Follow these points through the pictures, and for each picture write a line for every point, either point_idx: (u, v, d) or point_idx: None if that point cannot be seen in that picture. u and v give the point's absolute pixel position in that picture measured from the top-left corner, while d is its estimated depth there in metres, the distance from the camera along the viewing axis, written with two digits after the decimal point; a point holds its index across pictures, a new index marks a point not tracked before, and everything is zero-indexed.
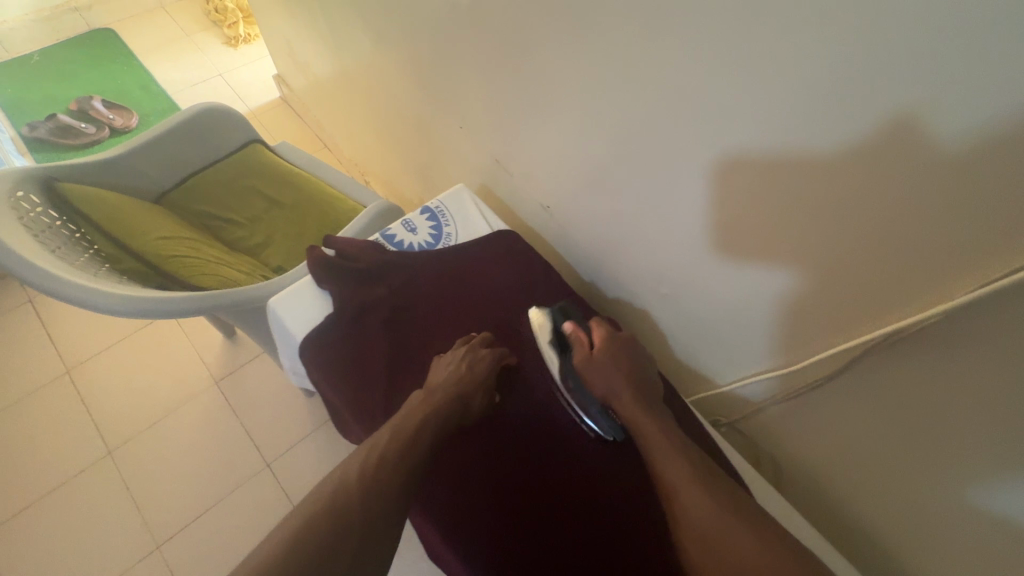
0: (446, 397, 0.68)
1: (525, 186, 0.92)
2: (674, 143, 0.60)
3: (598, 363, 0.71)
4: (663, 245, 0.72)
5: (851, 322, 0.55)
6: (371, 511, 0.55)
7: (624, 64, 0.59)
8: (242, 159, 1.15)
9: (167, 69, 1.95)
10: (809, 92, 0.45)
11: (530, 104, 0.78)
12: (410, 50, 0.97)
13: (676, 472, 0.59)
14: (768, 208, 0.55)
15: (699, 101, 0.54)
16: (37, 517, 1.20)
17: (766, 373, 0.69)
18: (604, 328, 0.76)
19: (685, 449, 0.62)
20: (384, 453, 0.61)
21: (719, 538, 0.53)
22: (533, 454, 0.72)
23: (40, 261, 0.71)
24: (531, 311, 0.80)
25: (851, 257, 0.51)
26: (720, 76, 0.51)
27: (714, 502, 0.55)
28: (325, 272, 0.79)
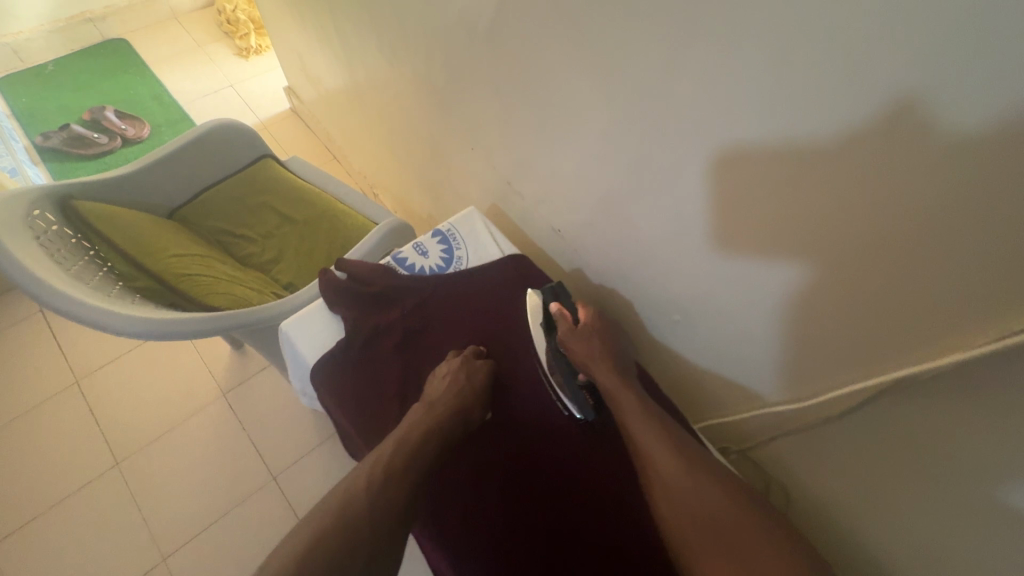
0: (447, 406, 0.70)
1: (537, 208, 0.92)
2: (693, 175, 0.60)
3: (580, 333, 0.76)
4: (678, 274, 0.72)
5: (870, 362, 0.55)
6: (379, 516, 0.58)
7: (641, 94, 0.60)
8: (254, 174, 1.16)
9: (179, 79, 1.98)
10: (830, 132, 0.45)
11: (543, 129, 0.78)
12: (423, 70, 0.98)
13: (649, 441, 0.67)
14: (783, 244, 0.55)
15: (718, 137, 0.54)
16: (44, 528, 1.21)
17: (783, 404, 0.69)
18: (591, 309, 0.80)
19: (658, 419, 0.69)
20: (387, 463, 0.63)
21: (683, 489, 0.62)
22: (529, 457, 0.73)
23: (57, 283, 0.71)
24: (528, 292, 0.82)
25: (870, 299, 0.51)
26: (739, 114, 0.51)
27: (681, 463, 0.64)
28: (337, 295, 0.79)
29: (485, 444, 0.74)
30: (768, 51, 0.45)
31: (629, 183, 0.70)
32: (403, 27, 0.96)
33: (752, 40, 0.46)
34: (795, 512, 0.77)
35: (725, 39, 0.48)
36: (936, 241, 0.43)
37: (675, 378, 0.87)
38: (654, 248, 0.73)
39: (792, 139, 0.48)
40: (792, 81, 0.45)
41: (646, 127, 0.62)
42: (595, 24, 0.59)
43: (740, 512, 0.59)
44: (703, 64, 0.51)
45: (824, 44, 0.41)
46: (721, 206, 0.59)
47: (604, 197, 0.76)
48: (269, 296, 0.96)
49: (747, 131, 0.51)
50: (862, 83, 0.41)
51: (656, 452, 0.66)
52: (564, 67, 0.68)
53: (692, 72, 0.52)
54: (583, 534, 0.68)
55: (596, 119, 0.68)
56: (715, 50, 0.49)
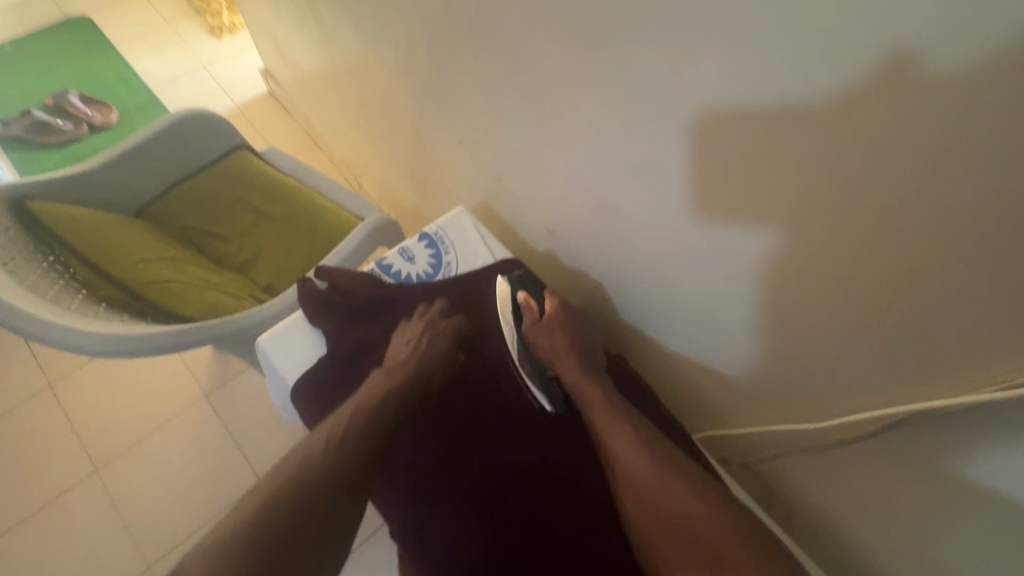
0: (404, 370, 0.72)
1: (528, 207, 0.87)
2: (692, 184, 0.55)
3: (543, 326, 0.77)
4: (678, 286, 0.68)
5: (891, 386, 0.52)
6: (333, 479, 0.61)
7: (643, 97, 0.54)
8: (228, 168, 1.09)
9: (148, 60, 1.86)
10: (869, 149, 0.40)
11: (536, 125, 0.73)
12: (406, 57, 0.92)
13: (619, 437, 0.68)
14: (805, 262, 0.51)
15: (734, 149, 0.49)
16: (21, 539, 1.16)
17: (794, 423, 0.65)
18: (557, 298, 0.80)
19: (624, 413, 0.70)
20: (346, 426, 0.65)
21: (651, 485, 0.63)
22: (496, 442, 0.73)
23: (13, 298, 0.66)
24: (498, 280, 0.81)
25: (895, 322, 0.48)
26: (758, 126, 0.46)
27: (648, 458, 0.65)
28: (319, 309, 0.75)
29: (449, 427, 0.74)
30: (798, 54, 0.40)
31: (628, 191, 0.65)
32: (382, 9, 0.89)
33: (779, 41, 0.40)
34: (795, 526, 0.74)
35: (745, 39, 0.42)
36: (981, 268, 0.39)
37: (674, 387, 0.84)
38: (658, 261, 0.69)
39: (823, 156, 0.43)
40: (826, 90, 0.40)
41: (649, 133, 0.56)
42: (591, 16, 0.53)
43: (709, 503, 0.60)
44: (718, 66, 0.45)
45: (867, 49, 0.36)
46: (731, 221, 0.55)
47: (601, 203, 0.71)
48: (247, 301, 0.90)
49: (767, 145, 0.46)
50: (916, 96, 0.36)
51: (623, 451, 0.66)
52: (557, 62, 0.62)
53: (703, 74, 0.47)
54: (554, 520, 0.67)
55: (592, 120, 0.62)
56: (732, 51, 0.43)
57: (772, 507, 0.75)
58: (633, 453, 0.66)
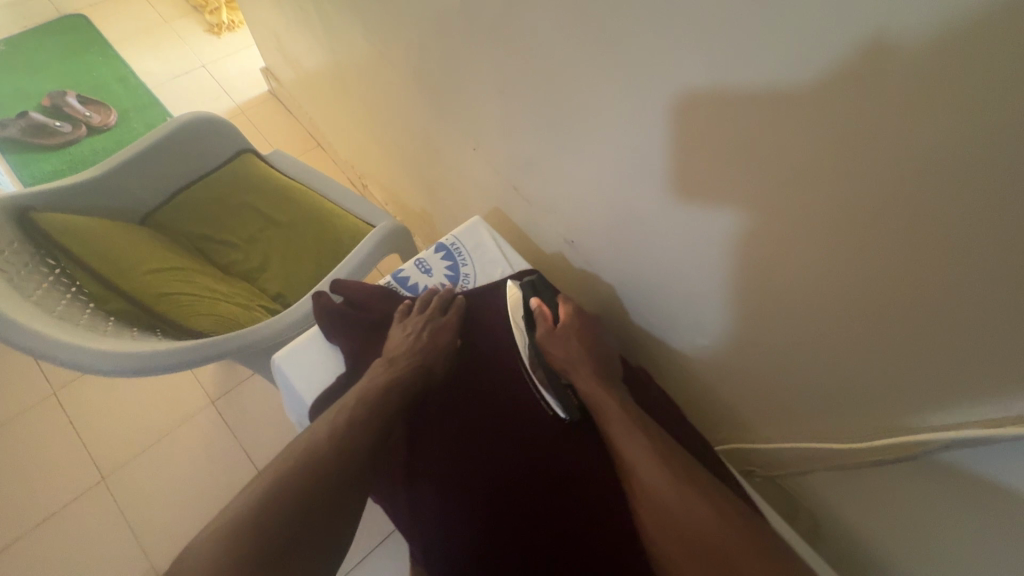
0: (405, 363, 0.71)
1: (546, 215, 0.85)
2: (720, 199, 0.53)
3: (558, 335, 0.75)
4: (702, 299, 0.66)
5: (929, 411, 0.50)
6: (333, 469, 0.59)
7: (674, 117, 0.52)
8: (232, 172, 1.07)
9: (146, 59, 1.83)
10: (924, 183, 0.38)
11: (555, 136, 0.70)
12: (415, 59, 0.89)
13: (636, 450, 0.64)
14: (847, 284, 0.49)
15: (775, 172, 0.47)
16: (26, 549, 1.15)
17: (827, 443, 0.63)
18: (571, 305, 0.78)
19: (643, 425, 0.67)
20: (347, 416, 0.64)
21: (671, 504, 0.59)
22: (502, 439, 0.73)
23: (22, 316, 0.64)
24: (508, 285, 0.80)
25: (938, 347, 0.46)
26: (801, 153, 0.44)
27: (670, 476, 0.61)
28: (336, 325, 0.75)
29: (458, 432, 0.73)
30: (849, 83, 0.37)
31: (654, 206, 0.63)
32: (392, 11, 0.86)
33: (828, 68, 0.38)
34: (819, 540, 0.73)
35: (789, 65, 0.40)
36: None
37: (694, 398, 0.82)
38: (684, 276, 0.66)
39: (871, 184, 0.41)
40: (878, 122, 0.38)
41: (678, 152, 0.54)
42: (619, 31, 0.51)
43: (732, 525, 0.56)
44: (757, 89, 0.43)
45: (930, 83, 0.34)
46: (773, 241, 0.52)
47: (624, 216, 0.69)
48: (258, 311, 0.89)
49: (811, 170, 0.44)
50: (977, 128, 0.33)
51: (639, 464, 0.63)
52: (580, 74, 0.59)
53: (739, 97, 0.45)
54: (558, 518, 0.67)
55: (616, 136, 0.60)
56: (775, 76, 0.41)
57: (794, 520, 0.74)
58: (648, 464, 0.62)
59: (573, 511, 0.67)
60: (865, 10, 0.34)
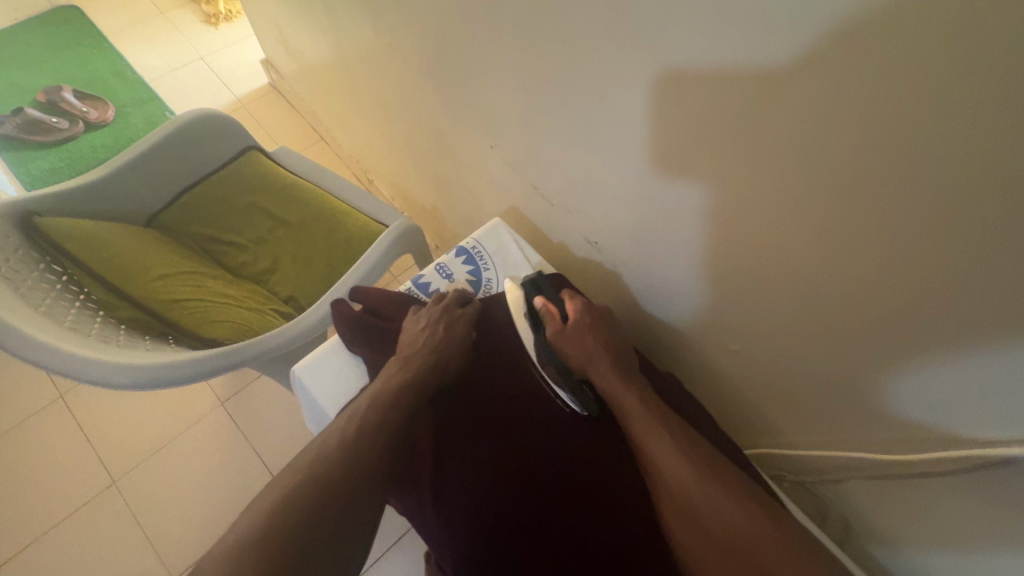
0: (422, 359, 0.70)
1: (568, 215, 0.83)
2: (762, 204, 0.51)
3: (569, 333, 0.70)
4: (736, 304, 0.65)
5: (981, 425, 0.48)
6: (349, 474, 0.57)
7: (721, 122, 0.49)
8: (238, 171, 1.04)
9: (142, 52, 1.78)
10: (1005, 201, 0.36)
11: (583, 136, 0.68)
12: (429, 53, 0.86)
13: (660, 448, 0.57)
14: (901, 296, 0.46)
15: (833, 181, 0.44)
16: (39, 555, 1.14)
17: (866, 450, 0.61)
18: (579, 300, 0.73)
19: (667, 420, 0.60)
20: (363, 418, 0.62)
21: (702, 509, 0.52)
22: (523, 446, 0.69)
23: (33, 329, 0.62)
24: (507, 284, 0.80)
25: (998, 363, 0.43)
26: (866, 162, 0.41)
27: (701, 476, 0.54)
28: (356, 333, 0.74)
29: (477, 433, 0.70)
30: (928, 93, 0.35)
31: (691, 211, 0.60)
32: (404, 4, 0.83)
33: (903, 76, 0.36)
34: (851, 547, 0.71)
35: (859, 71, 0.38)
36: None
37: (721, 402, 0.80)
38: (719, 280, 0.64)
39: (941, 198, 0.39)
40: (957, 135, 0.35)
41: (723, 158, 0.52)
42: (662, 31, 0.48)
43: (773, 532, 0.50)
44: (820, 95, 0.41)
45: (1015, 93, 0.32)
46: (820, 248, 0.50)
47: (656, 219, 0.67)
48: (271, 316, 0.87)
49: (875, 179, 0.42)
50: None
51: (666, 466, 0.56)
52: (614, 75, 0.57)
53: (798, 104, 0.42)
54: (587, 532, 0.62)
55: (653, 139, 0.58)
56: (841, 82, 0.39)
57: (825, 526, 0.73)
58: (680, 464, 0.56)
59: (599, 516, 0.63)
60: (950, 16, 0.32)
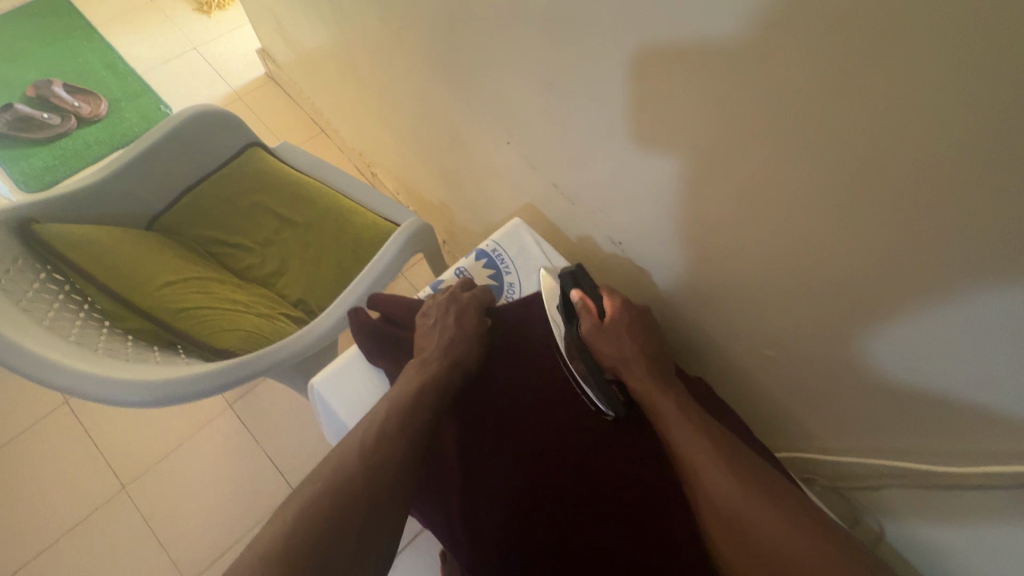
0: (442, 358, 0.69)
1: (590, 213, 0.80)
2: (819, 197, 0.49)
3: (607, 330, 0.69)
4: (776, 301, 0.63)
5: None
6: (375, 483, 0.55)
7: (780, 122, 0.47)
8: (240, 169, 1.00)
9: (133, 43, 1.73)
10: None
11: (614, 135, 0.65)
12: (439, 43, 0.82)
13: (699, 452, 0.57)
14: (971, 310, 0.45)
15: (900, 177, 0.43)
16: (53, 562, 1.13)
17: (919, 458, 0.60)
18: (618, 297, 0.72)
19: (707, 426, 0.60)
20: (385, 424, 0.61)
21: (742, 514, 0.53)
22: (548, 451, 0.68)
23: (38, 347, 0.59)
24: (542, 273, 0.77)
25: None
26: (943, 167, 0.40)
27: (742, 483, 0.54)
28: (375, 344, 0.73)
29: (504, 444, 0.68)
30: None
31: (732, 212, 0.59)
32: None
33: (991, 66, 0.34)
34: (884, 548, 0.71)
35: (944, 75, 0.36)
36: None
37: (750, 403, 0.79)
38: (759, 281, 0.62)
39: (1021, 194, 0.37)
40: None
41: (778, 158, 0.50)
42: (715, 28, 0.46)
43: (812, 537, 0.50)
44: (896, 96, 0.39)
45: None
46: (878, 245, 0.48)
47: (693, 221, 0.65)
48: (282, 321, 0.85)
49: (951, 184, 0.40)
50: None
51: (705, 471, 0.56)
52: (655, 72, 0.54)
53: (870, 104, 0.41)
54: (606, 538, 0.61)
55: (695, 138, 0.56)
56: (923, 84, 0.37)
57: (857, 528, 0.72)
58: (718, 469, 0.55)
59: (620, 516, 0.63)
60: None
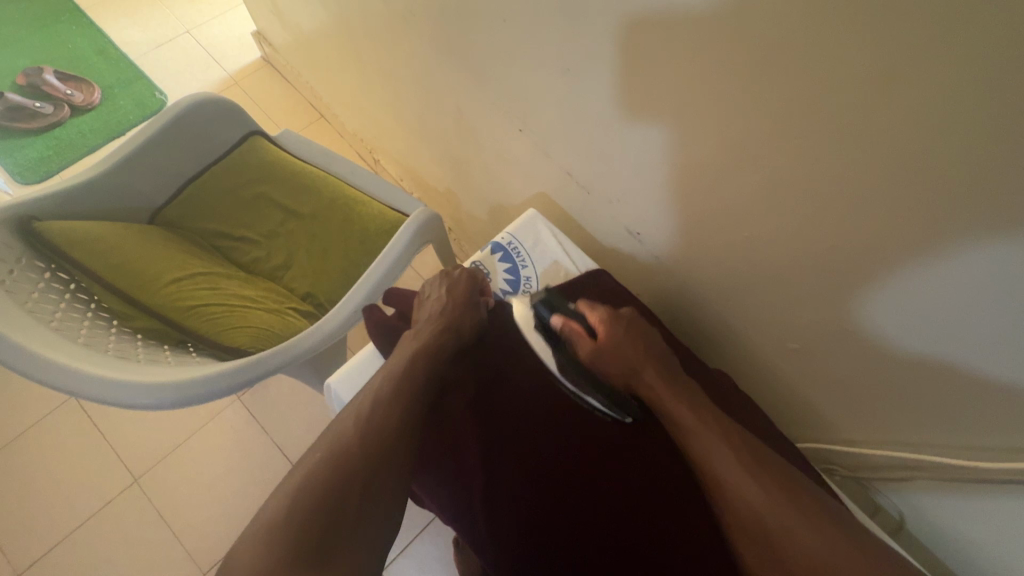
0: (433, 325, 0.70)
1: (606, 204, 0.79)
2: (856, 183, 0.48)
3: (604, 350, 0.67)
4: (801, 293, 0.61)
5: None
6: (375, 457, 0.54)
7: (823, 111, 0.45)
8: (242, 159, 0.98)
9: (124, 27, 1.67)
10: None
11: (635, 121, 0.63)
12: (447, 24, 0.79)
13: (724, 463, 0.53)
14: (1002, 307, 0.44)
15: (943, 161, 0.41)
16: (69, 554, 1.14)
17: (945, 451, 0.59)
18: (602, 310, 0.70)
19: (729, 432, 0.56)
20: (377, 389, 0.61)
21: (773, 529, 0.49)
22: (566, 445, 0.68)
23: (46, 351, 0.58)
24: (514, 302, 0.76)
25: None
26: (1003, 159, 0.38)
27: (769, 493, 0.51)
28: (389, 338, 0.74)
29: (521, 437, 0.68)
30: None
31: (762, 203, 0.57)
32: None
33: None
34: (904, 537, 0.71)
35: (1009, 63, 0.34)
36: None
37: (768, 392, 0.78)
38: (788, 273, 0.61)
39: None
40: None
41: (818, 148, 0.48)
42: (751, 11, 0.44)
43: (844, 548, 0.47)
44: (957, 82, 0.37)
45: None
46: (916, 235, 0.46)
47: (718, 212, 0.63)
48: (292, 316, 0.83)
49: (1011, 176, 0.38)
50: None
51: (731, 483, 0.52)
52: (685, 59, 0.52)
53: (927, 92, 0.39)
54: (635, 540, 0.61)
55: (728, 126, 0.54)
56: (990, 72, 0.35)
57: (877, 516, 0.72)
58: (747, 486, 0.51)
59: (645, 515, 0.63)
60: None
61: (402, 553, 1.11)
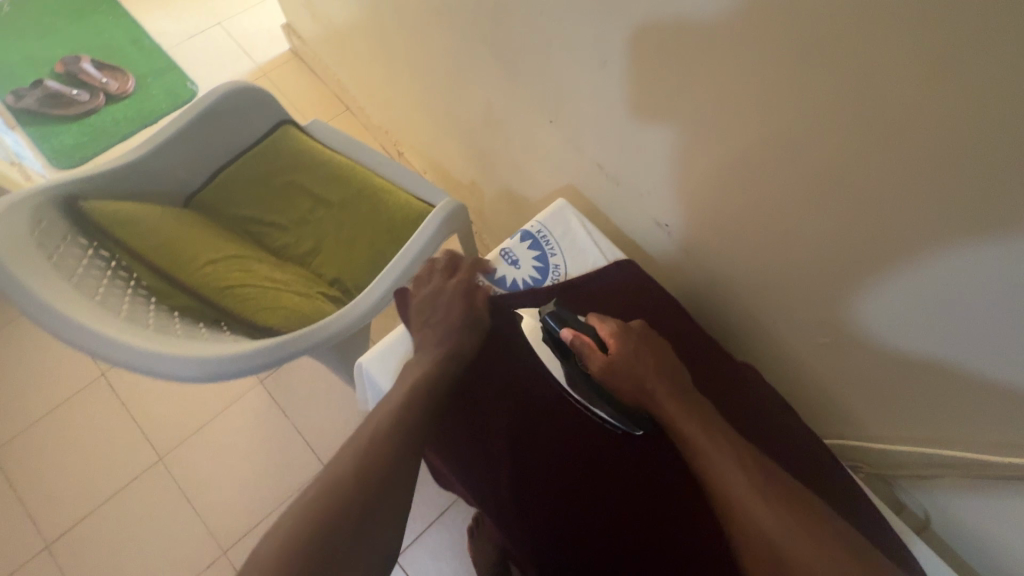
0: (438, 345, 0.69)
1: (634, 197, 0.79)
2: (892, 177, 0.47)
3: (615, 364, 0.65)
4: (831, 289, 0.61)
5: None
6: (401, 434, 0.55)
7: (864, 103, 0.45)
8: (274, 146, 1.00)
9: (159, 18, 1.71)
10: None
11: (664, 113, 0.63)
12: (479, 16, 0.80)
13: (736, 483, 0.52)
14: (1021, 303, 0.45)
15: (984, 153, 0.40)
16: (93, 527, 1.17)
17: (973, 450, 0.58)
18: (613, 323, 0.69)
19: (738, 451, 0.55)
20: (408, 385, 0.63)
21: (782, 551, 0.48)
22: (590, 444, 0.67)
23: (93, 322, 0.61)
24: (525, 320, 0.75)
25: None
26: None
27: (784, 515, 0.50)
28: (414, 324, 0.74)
29: (546, 431, 0.68)
30: None
31: (795, 197, 0.57)
32: None
33: None
34: (927, 536, 0.70)
35: None
36: None
37: (794, 388, 0.78)
38: (819, 270, 0.61)
39: None
40: None
41: (857, 142, 0.48)
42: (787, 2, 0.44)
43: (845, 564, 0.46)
44: (1000, 70, 0.37)
45: None
46: (950, 230, 0.46)
47: (747, 207, 0.63)
48: (319, 300, 0.85)
49: None
50: None
51: (742, 498, 0.51)
52: (720, 50, 0.52)
53: (970, 81, 0.38)
54: (657, 538, 0.62)
55: (764, 119, 0.53)
56: None
57: (902, 514, 0.72)
58: (760, 508, 0.50)
59: (666, 514, 0.63)
60: None
61: (418, 538, 1.12)
